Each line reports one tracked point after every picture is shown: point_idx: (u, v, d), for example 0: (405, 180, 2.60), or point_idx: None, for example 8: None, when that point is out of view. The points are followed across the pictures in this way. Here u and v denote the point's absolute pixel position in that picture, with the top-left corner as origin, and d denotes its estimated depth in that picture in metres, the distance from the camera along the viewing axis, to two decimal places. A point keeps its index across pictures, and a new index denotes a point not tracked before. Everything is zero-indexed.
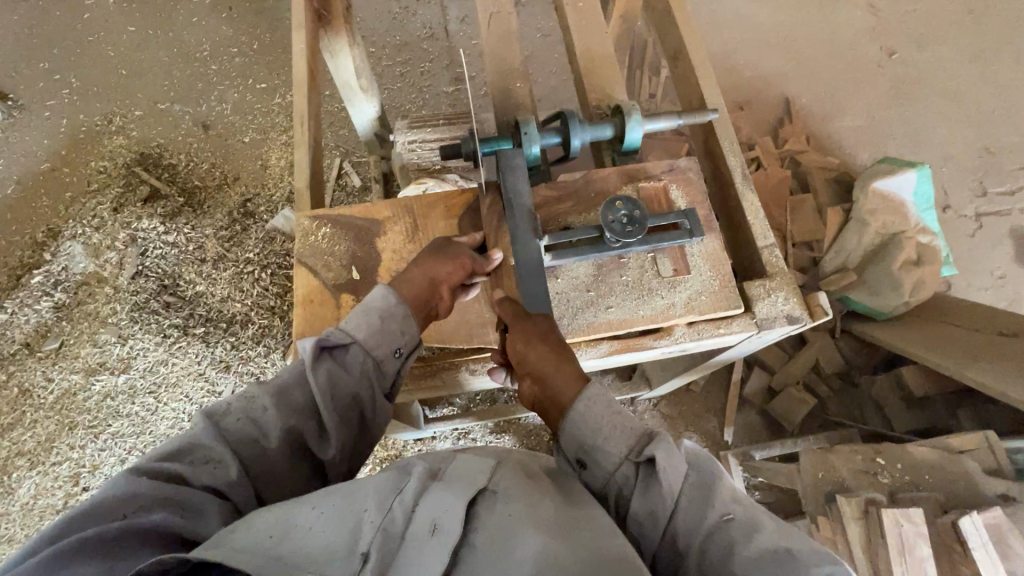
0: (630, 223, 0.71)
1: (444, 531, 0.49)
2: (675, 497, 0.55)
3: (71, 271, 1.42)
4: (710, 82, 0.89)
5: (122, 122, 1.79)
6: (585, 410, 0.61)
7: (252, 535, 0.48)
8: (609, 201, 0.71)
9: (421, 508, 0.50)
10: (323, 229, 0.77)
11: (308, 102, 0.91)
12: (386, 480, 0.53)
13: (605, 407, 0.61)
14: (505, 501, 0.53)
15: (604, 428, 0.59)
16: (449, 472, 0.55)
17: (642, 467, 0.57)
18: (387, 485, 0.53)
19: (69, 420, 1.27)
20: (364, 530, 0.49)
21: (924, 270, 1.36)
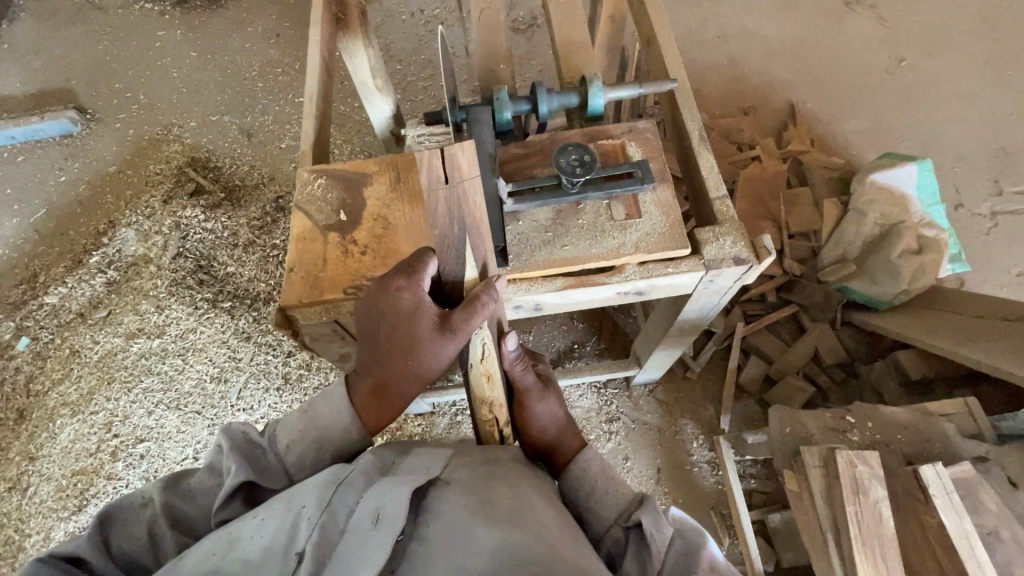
0: (581, 166, 0.79)
1: (384, 516, 0.56)
2: (664, 556, 0.64)
3: (123, 252, 1.60)
4: (675, 58, 0.97)
5: (180, 131, 2.03)
6: (582, 472, 0.77)
7: (200, 555, 0.59)
8: (562, 148, 0.79)
9: (360, 503, 0.59)
10: (320, 181, 0.88)
11: (320, 85, 1.04)
12: (327, 479, 0.64)
13: (599, 471, 0.77)
14: (458, 492, 0.62)
15: (598, 492, 0.74)
16: (398, 470, 0.65)
17: (630, 530, 0.68)
18: (328, 482, 0.63)
19: (108, 375, 1.42)
20: (301, 528, 0.58)
21: (923, 258, 1.35)
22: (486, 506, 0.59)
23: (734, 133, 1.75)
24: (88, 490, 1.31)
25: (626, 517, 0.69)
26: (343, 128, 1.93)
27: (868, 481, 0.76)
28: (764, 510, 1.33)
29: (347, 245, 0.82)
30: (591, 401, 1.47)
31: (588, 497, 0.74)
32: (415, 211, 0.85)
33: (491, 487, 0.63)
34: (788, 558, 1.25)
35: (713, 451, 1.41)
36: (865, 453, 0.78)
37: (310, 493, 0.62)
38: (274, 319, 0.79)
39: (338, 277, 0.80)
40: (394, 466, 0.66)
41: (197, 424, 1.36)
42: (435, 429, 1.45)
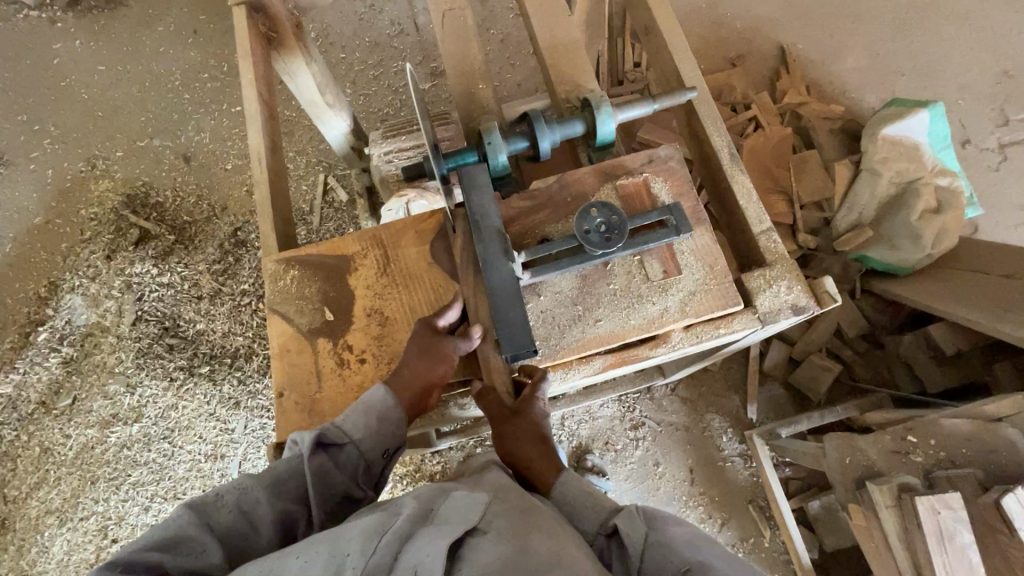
0: (609, 230, 0.67)
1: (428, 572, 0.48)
2: (639, 552, 0.56)
3: (74, 324, 1.42)
4: (685, 57, 0.81)
5: (106, 164, 1.78)
6: (562, 495, 0.64)
7: None
8: (583, 209, 0.67)
9: (405, 552, 0.50)
10: (293, 272, 0.73)
11: (265, 135, 0.86)
12: (371, 522, 0.54)
13: (581, 491, 0.64)
14: (495, 540, 0.54)
15: (577, 507, 0.63)
16: (440, 513, 0.55)
17: (613, 538, 0.60)
18: (371, 526, 0.53)
19: (90, 473, 1.29)
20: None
21: (945, 218, 1.28)
22: (527, 560, 0.52)
23: (726, 91, 1.59)
24: None
25: (603, 525, 0.61)
26: (293, 139, 1.71)
27: (951, 524, 0.71)
28: (802, 497, 1.30)
29: (341, 352, 0.69)
30: (614, 409, 1.41)
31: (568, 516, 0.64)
32: (415, 298, 0.71)
33: (534, 536, 0.55)
34: (831, 541, 1.24)
35: (744, 443, 1.37)
36: (945, 494, 0.72)
37: (354, 532, 0.52)
38: (272, 456, 0.67)
39: (339, 396, 0.68)
40: (432, 503, 0.57)
41: None
42: (454, 464, 1.37)
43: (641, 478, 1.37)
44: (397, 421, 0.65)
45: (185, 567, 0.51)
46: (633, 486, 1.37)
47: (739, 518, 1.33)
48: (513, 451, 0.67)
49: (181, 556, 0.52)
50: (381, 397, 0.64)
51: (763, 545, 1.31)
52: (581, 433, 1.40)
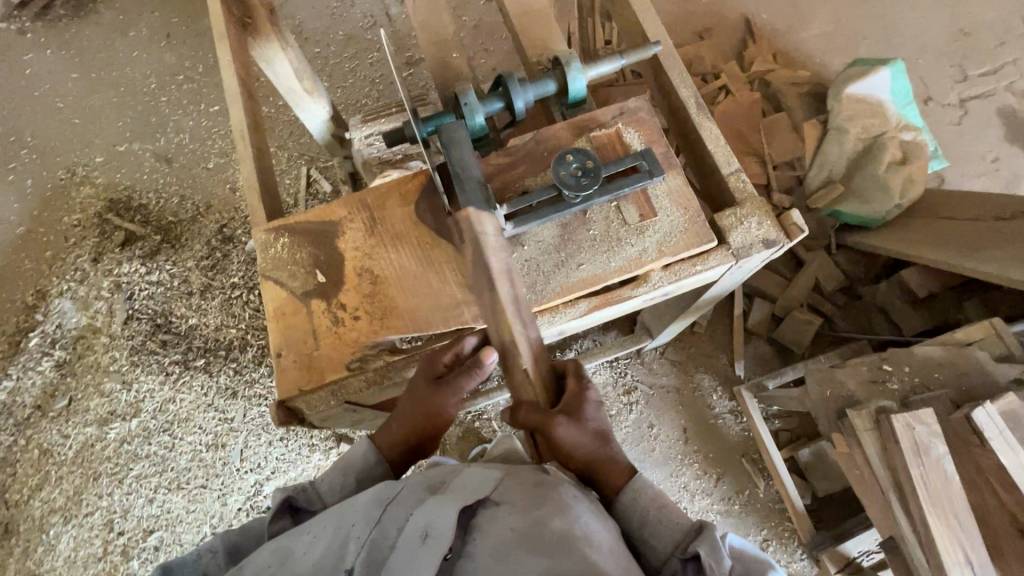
0: (583, 173, 0.70)
1: (434, 535, 0.52)
2: None
3: (66, 327, 1.42)
4: (649, 14, 0.85)
5: (86, 170, 1.78)
6: (634, 503, 0.65)
7: (259, 566, 0.56)
8: (559, 156, 0.71)
9: (408, 521, 0.55)
10: (283, 240, 0.75)
11: (246, 113, 0.88)
12: (380, 495, 0.59)
13: (653, 499, 0.65)
14: (509, 512, 0.56)
15: (650, 523, 0.63)
16: (450, 486, 0.60)
17: (689, 563, 0.60)
18: (378, 499, 0.59)
19: (91, 470, 1.30)
20: (349, 547, 0.55)
21: (911, 168, 1.33)
22: (536, 529, 0.54)
23: (696, 62, 1.63)
24: None
25: (681, 547, 0.61)
26: (273, 135, 1.72)
27: (925, 437, 0.75)
28: (793, 447, 1.35)
29: (335, 311, 0.72)
30: (606, 376, 1.44)
31: (642, 528, 0.64)
32: (404, 255, 0.74)
33: (546, 504, 0.57)
34: (823, 487, 1.29)
35: (734, 400, 1.41)
36: (919, 412, 0.76)
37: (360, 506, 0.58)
38: (276, 415, 0.69)
39: (336, 352, 0.70)
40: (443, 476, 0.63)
41: (205, 498, 1.28)
42: (453, 441, 1.40)
43: (636, 441, 1.41)
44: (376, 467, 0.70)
45: None
46: (629, 449, 1.40)
47: (734, 472, 1.37)
48: (580, 456, 0.66)
49: None
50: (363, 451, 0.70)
51: (759, 496, 1.35)
52: None
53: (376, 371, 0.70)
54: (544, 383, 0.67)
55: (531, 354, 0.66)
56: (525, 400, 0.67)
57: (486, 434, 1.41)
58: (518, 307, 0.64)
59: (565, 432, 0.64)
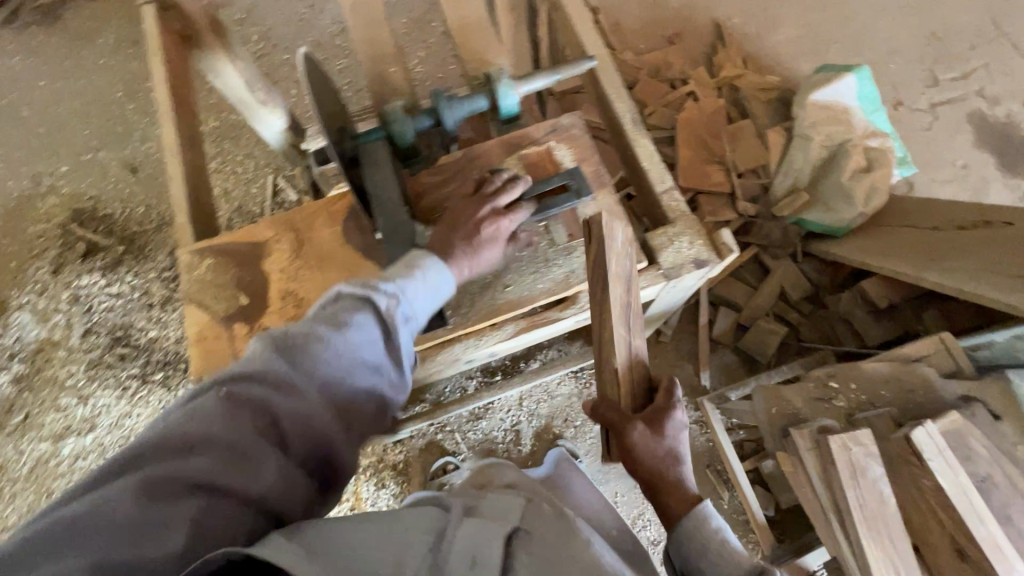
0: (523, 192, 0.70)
1: (484, 563, 0.45)
2: None
3: (24, 341, 1.41)
4: (587, 28, 0.84)
5: (52, 180, 1.76)
6: (695, 529, 0.62)
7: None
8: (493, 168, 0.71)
9: (459, 538, 0.46)
10: (207, 262, 0.74)
11: (180, 130, 0.86)
12: (426, 519, 0.49)
13: (713, 536, 0.62)
14: (546, 540, 0.48)
15: (714, 552, 0.60)
16: (485, 508, 0.51)
17: None
18: (429, 524, 0.49)
19: (45, 487, 1.29)
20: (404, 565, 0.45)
21: (874, 176, 1.32)
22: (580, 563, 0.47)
23: (664, 68, 1.61)
24: None
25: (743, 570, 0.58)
26: (239, 143, 1.70)
27: (863, 459, 0.75)
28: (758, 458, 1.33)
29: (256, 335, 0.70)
30: (571, 387, 1.42)
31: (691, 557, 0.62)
32: (329, 278, 0.72)
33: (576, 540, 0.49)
34: (786, 499, 1.27)
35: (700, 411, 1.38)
36: (858, 433, 0.76)
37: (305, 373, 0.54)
38: None
39: None
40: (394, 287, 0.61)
41: None
42: (416, 453, 1.39)
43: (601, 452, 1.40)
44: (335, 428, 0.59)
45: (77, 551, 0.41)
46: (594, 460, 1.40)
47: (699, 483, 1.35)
48: (647, 464, 0.64)
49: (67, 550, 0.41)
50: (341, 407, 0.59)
51: (723, 508, 1.34)
52: (541, 412, 1.41)
53: None
54: (632, 386, 0.68)
55: (627, 357, 0.67)
56: (608, 400, 0.67)
57: (450, 447, 1.40)
58: (630, 322, 0.67)
59: (640, 436, 0.64)
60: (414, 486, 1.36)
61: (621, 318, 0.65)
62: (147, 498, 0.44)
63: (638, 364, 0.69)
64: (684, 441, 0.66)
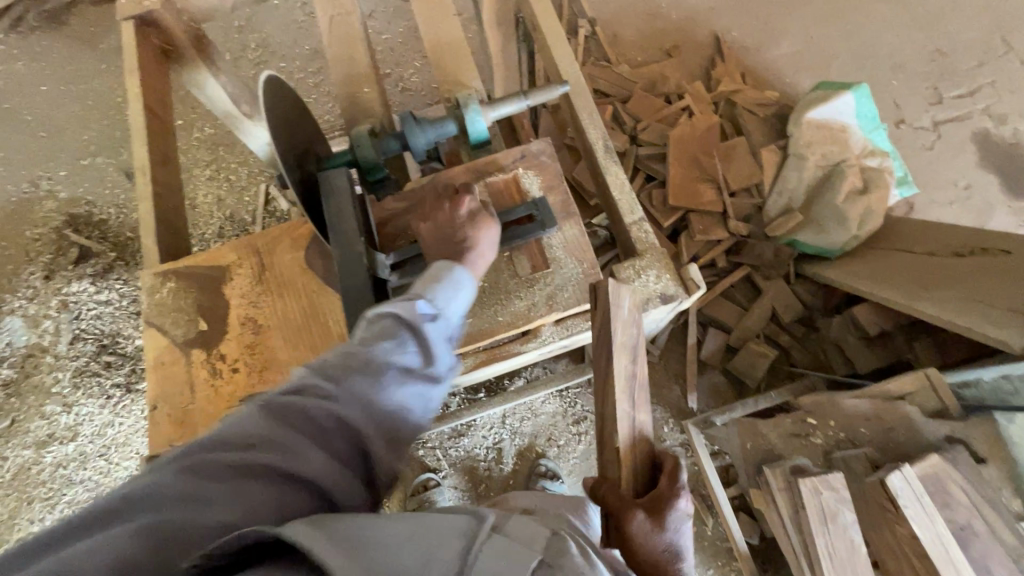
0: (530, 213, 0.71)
1: None
2: None
3: (14, 346, 1.42)
4: (563, 52, 0.82)
5: (50, 184, 1.71)
6: None
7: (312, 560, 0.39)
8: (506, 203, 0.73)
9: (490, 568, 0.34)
10: (169, 285, 0.73)
11: (151, 147, 0.85)
12: (456, 525, 0.37)
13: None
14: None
15: None
16: (520, 530, 0.38)
17: None
18: (458, 532, 0.37)
19: (26, 494, 1.30)
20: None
21: (870, 198, 1.28)
22: None
23: (660, 82, 1.58)
24: None
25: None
26: (233, 151, 1.71)
27: (834, 504, 0.84)
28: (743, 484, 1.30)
29: (214, 362, 0.69)
30: (556, 405, 1.41)
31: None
32: (289, 304, 0.72)
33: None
34: (771, 528, 1.24)
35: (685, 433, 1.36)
36: (829, 478, 0.85)
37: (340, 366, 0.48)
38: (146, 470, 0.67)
39: (211, 406, 0.68)
40: (422, 294, 0.56)
41: None
42: None
43: (584, 472, 1.38)
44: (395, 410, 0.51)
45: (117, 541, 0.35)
46: (577, 480, 1.38)
47: None
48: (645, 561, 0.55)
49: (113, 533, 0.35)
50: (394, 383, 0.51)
51: (706, 534, 1.31)
52: (525, 431, 1.40)
53: None
54: (633, 464, 0.61)
55: (629, 430, 0.62)
56: (607, 477, 0.61)
57: (432, 463, 1.38)
58: (632, 396, 0.63)
59: (638, 526, 0.56)
60: (395, 503, 1.35)
61: (625, 389, 0.62)
62: (190, 477, 0.39)
63: (641, 439, 0.63)
64: (685, 537, 0.58)
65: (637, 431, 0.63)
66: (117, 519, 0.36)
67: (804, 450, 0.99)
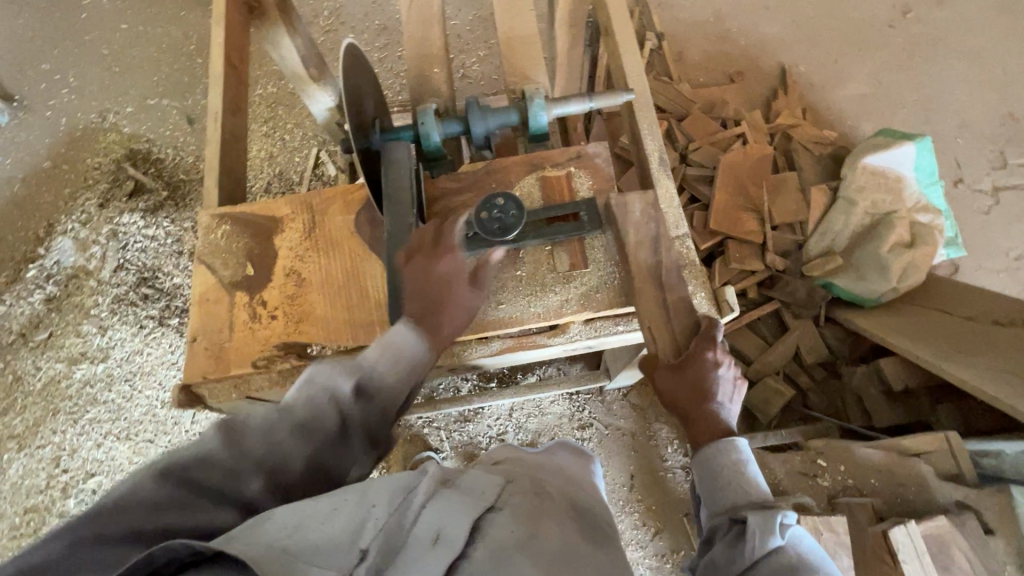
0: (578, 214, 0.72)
1: (446, 540, 0.48)
2: (757, 556, 0.53)
3: (62, 265, 1.49)
4: (633, 60, 0.83)
5: (116, 118, 1.77)
6: (712, 460, 0.61)
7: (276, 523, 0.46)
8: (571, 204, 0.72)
9: (425, 512, 0.50)
10: (224, 227, 0.77)
11: (226, 96, 0.90)
12: (398, 481, 0.53)
13: (732, 465, 0.61)
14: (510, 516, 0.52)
15: (724, 484, 0.60)
16: (458, 485, 0.56)
17: (735, 526, 0.57)
18: (396, 486, 0.53)
19: (53, 405, 1.37)
20: (368, 529, 0.48)
21: (915, 253, 1.26)
22: (535, 541, 0.50)
23: (719, 105, 1.57)
24: (40, 529, 1.29)
25: (735, 509, 0.58)
26: (290, 113, 1.76)
27: (833, 546, 0.85)
28: None
29: (255, 306, 0.73)
30: (564, 407, 1.42)
31: (706, 487, 0.62)
32: (333, 264, 0.74)
33: (543, 519, 0.54)
34: None
35: (687, 456, 1.37)
36: (831, 520, 0.87)
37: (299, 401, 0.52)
38: (178, 398, 0.70)
39: (246, 348, 0.71)
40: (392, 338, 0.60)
41: (149, 452, 1.34)
42: (401, 443, 1.41)
43: None
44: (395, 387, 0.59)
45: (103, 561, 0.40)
46: None
47: (673, 530, 1.33)
48: (675, 400, 0.64)
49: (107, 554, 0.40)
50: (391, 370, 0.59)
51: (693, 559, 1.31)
52: (529, 427, 1.41)
53: (281, 373, 0.71)
54: (670, 324, 0.66)
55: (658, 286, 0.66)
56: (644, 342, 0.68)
57: (434, 443, 1.41)
58: (660, 277, 0.67)
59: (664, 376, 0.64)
60: (392, 474, 1.38)
61: (653, 275, 0.67)
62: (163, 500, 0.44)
63: (680, 307, 0.67)
64: (720, 383, 0.64)
65: (671, 302, 0.67)
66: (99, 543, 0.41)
67: (809, 491, 0.98)
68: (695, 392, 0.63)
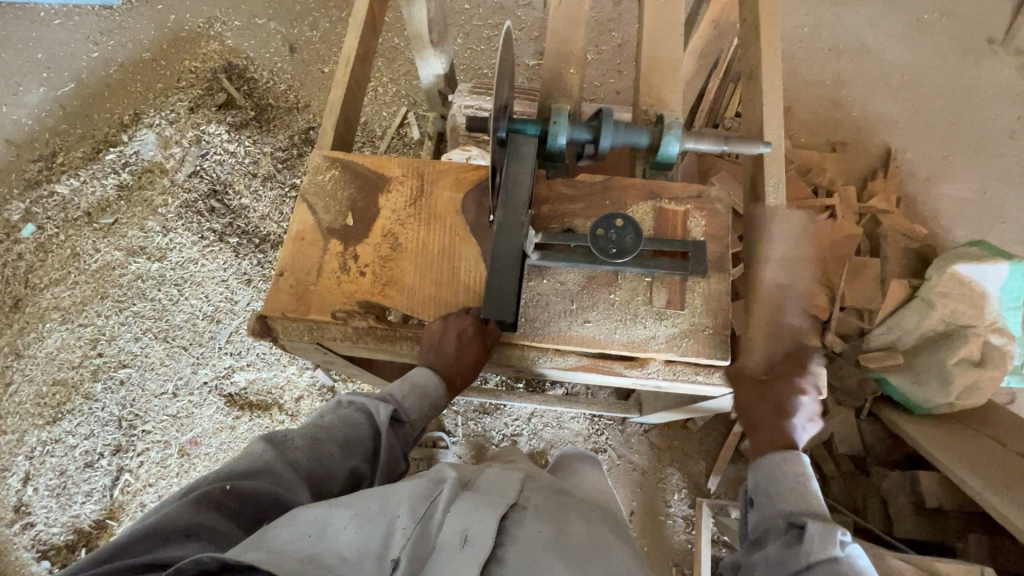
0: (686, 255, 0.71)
1: (475, 542, 0.47)
2: (810, 562, 0.53)
3: (140, 156, 1.52)
4: (773, 114, 0.81)
5: (221, 28, 1.70)
6: (777, 463, 0.62)
7: (292, 533, 0.47)
8: (680, 241, 0.71)
9: (449, 518, 0.49)
10: (333, 171, 0.77)
11: (360, 43, 0.89)
12: (419, 487, 0.52)
13: (793, 476, 0.61)
14: (534, 518, 0.52)
15: (786, 487, 0.60)
16: (480, 490, 0.55)
17: (792, 530, 0.57)
18: (420, 492, 0.52)
19: (102, 289, 1.40)
20: (395, 537, 0.47)
21: (982, 374, 1.22)
22: (562, 542, 0.50)
23: (815, 171, 1.53)
24: (65, 404, 1.33)
25: (793, 514, 0.58)
26: (389, 67, 1.76)
27: None
28: None
29: (347, 258, 0.73)
30: (583, 426, 1.41)
31: (763, 491, 0.62)
32: (430, 237, 0.74)
33: (566, 522, 0.54)
34: None
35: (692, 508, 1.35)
36: None
37: (305, 449, 0.57)
38: (254, 325, 0.71)
39: (329, 296, 0.71)
40: (394, 396, 0.65)
41: (181, 358, 1.36)
42: None
43: None
44: (439, 397, 0.68)
45: (165, 551, 0.45)
46: None
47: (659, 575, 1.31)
48: (750, 408, 0.67)
49: (166, 539, 0.46)
50: (427, 381, 0.67)
51: None
52: (544, 436, 1.40)
53: (354, 330, 0.71)
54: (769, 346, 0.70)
55: (767, 305, 0.72)
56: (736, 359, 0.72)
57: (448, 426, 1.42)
58: (780, 302, 0.73)
59: (746, 385, 0.68)
60: None
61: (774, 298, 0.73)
62: (206, 505, 0.50)
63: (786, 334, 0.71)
64: (802, 406, 0.65)
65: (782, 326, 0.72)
66: (162, 540, 0.46)
67: None
68: (772, 404, 0.65)
